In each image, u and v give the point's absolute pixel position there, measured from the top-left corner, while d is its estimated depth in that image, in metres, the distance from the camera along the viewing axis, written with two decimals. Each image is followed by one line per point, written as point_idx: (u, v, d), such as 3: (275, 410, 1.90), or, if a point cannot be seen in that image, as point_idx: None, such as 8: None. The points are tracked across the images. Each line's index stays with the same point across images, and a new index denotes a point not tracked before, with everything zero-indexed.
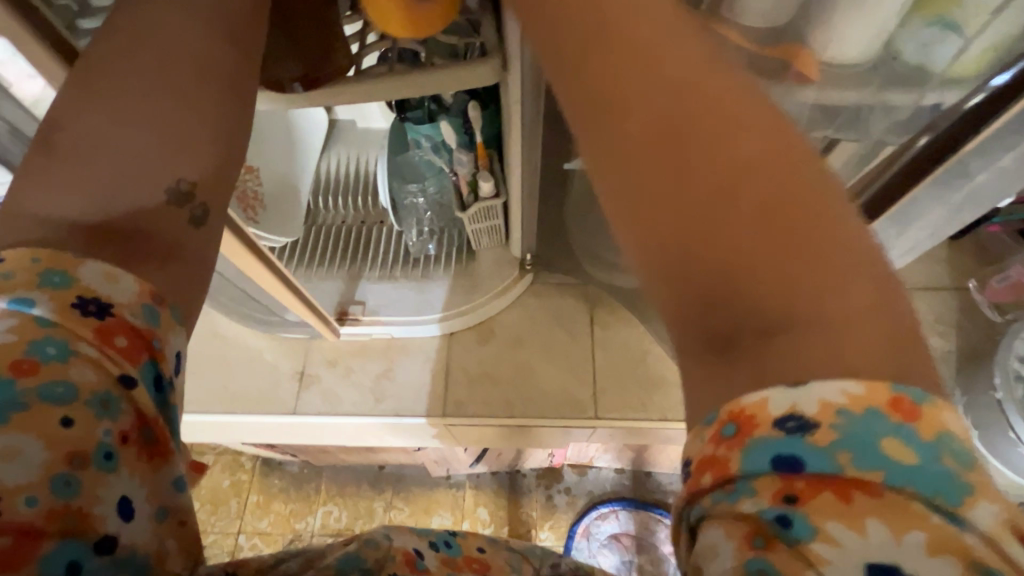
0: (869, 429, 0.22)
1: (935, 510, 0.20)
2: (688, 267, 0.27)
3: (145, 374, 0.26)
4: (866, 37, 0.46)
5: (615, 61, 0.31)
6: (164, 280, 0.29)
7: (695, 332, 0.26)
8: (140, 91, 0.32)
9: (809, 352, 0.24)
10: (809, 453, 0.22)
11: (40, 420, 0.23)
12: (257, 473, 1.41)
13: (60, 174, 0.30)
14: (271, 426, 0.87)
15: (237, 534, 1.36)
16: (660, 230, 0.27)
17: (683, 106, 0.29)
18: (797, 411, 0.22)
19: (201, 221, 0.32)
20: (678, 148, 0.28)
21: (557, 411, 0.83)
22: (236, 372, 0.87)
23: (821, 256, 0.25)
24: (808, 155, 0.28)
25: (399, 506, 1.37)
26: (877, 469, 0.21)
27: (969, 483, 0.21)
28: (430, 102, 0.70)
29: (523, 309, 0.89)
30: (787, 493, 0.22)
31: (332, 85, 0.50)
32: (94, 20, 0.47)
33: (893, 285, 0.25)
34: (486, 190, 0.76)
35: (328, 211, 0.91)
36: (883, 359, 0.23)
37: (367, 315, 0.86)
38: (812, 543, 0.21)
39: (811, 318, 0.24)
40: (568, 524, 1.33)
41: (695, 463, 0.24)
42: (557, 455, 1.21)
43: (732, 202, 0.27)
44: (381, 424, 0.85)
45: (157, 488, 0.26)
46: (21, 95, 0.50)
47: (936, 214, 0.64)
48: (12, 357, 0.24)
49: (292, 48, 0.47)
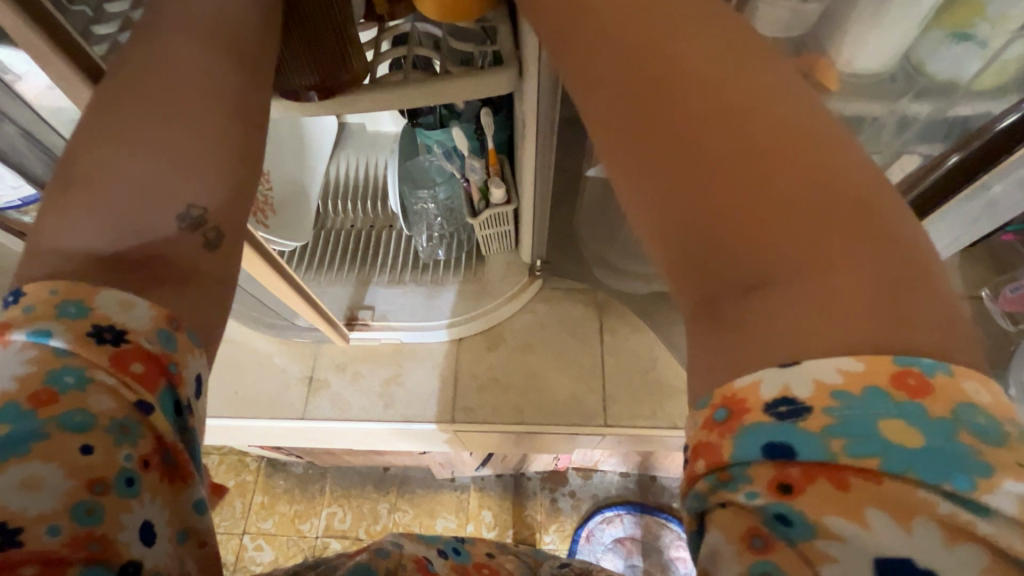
0: (867, 410, 0.21)
1: (943, 496, 0.19)
2: (684, 242, 0.27)
3: (162, 400, 0.27)
4: (890, 49, 0.45)
5: (615, 52, 0.32)
6: (181, 305, 0.29)
7: (693, 305, 0.27)
8: (154, 111, 0.32)
9: (806, 325, 0.23)
10: (802, 439, 0.21)
11: (59, 448, 0.24)
12: (263, 473, 1.41)
13: (80, 202, 0.30)
14: (280, 431, 0.87)
15: (242, 535, 1.36)
16: (658, 206, 0.28)
17: (679, 89, 0.30)
18: (790, 395, 0.22)
19: (215, 245, 0.32)
20: (673, 126, 0.29)
21: (568, 418, 0.82)
22: (244, 376, 0.87)
23: (819, 229, 0.25)
24: (812, 131, 0.28)
25: (403, 508, 1.36)
26: (877, 454, 0.20)
27: (986, 465, 0.20)
28: (442, 107, 0.71)
29: (532, 315, 0.88)
30: (782, 483, 0.21)
31: (347, 93, 0.50)
32: (109, 26, 0.47)
33: (907, 259, 0.25)
34: (497, 197, 0.75)
35: (337, 215, 0.91)
36: (887, 334, 0.22)
37: (376, 319, 0.86)
38: (812, 539, 0.21)
39: (808, 287, 0.24)
40: (573, 528, 1.33)
41: (691, 450, 0.24)
42: (563, 459, 1.21)
43: (728, 178, 0.27)
44: (389, 430, 0.84)
45: (178, 510, 0.26)
46: (26, 91, 0.50)
47: (952, 225, 0.64)
48: (33, 388, 0.24)
49: (307, 56, 0.47)
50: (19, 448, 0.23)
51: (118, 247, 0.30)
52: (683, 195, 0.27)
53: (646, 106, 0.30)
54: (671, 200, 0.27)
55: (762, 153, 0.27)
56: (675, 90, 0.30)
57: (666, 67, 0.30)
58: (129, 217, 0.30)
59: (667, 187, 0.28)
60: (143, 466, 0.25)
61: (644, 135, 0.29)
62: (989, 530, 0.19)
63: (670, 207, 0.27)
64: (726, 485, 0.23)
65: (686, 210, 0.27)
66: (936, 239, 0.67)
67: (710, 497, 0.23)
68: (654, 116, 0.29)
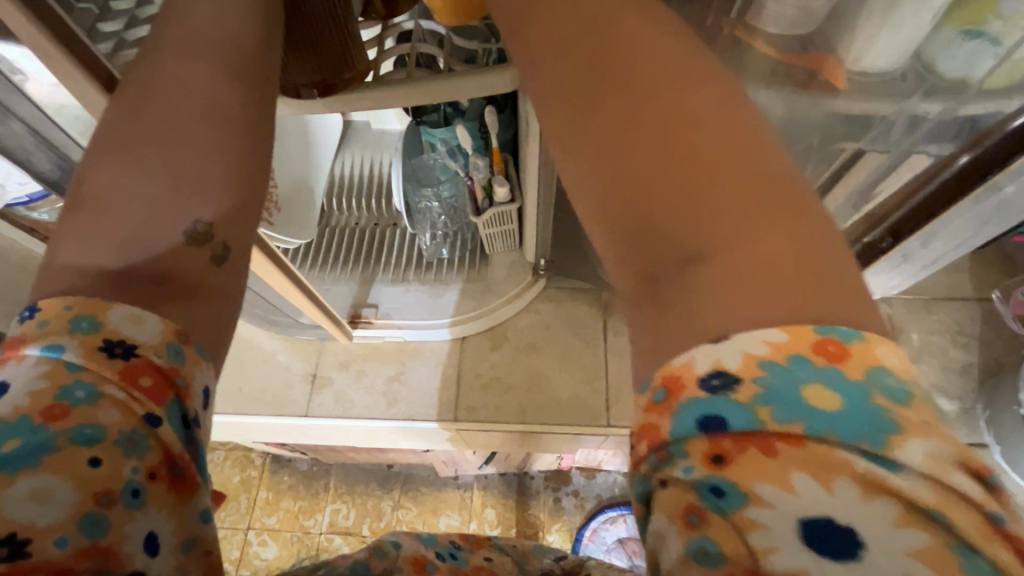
0: (789, 379, 0.24)
1: (858, 453, 0.22)
2: (636, 230, 0.31)
3: (170, 412, 0.27)
4: (896, 47, 0.44)
5: (575, 62, 0.35)
6: (188, 319, 0.30)
7: (643, 287, 0.31)
8: (165, 127, 0.33)
9: (734, 301, 0.27)
10: (733, 411, 0.24)
11: (70, 460, 0.24)
12: (267, 469, 1.42)
13: (91, 227, 0.31)
14: (283, 428, 0.87)
15: (247, 530, 1.36)
16: (612, 201, 0.32)
17: (633, 97, 0.34)
18: (722, 370, 0.25)
19: (222, 259, 0.33)
20: (623, 132, 0.33)
21: (570, 418, 0.82)
22: (249, 373, 0.88)
23: (750, 215, 0.29)
24: (747, 132, 0.32)
25: (407, 506, 1.37)
26: (797, 420, 0.23)
27: (894, 423, 0.23)
28: (446, 105, 0.70)
29: (536, 315, 0.88)
30: (716, 454, 0.24)
31: (349, 90, 0.49)
32: (113, 24, 0.48)
33: (825, 239, 0.28)
34: (501, 195, 0.75)
35: (342, 213, 0.91)
36: (805, 307, 0.26)
37: (379, 318, 0.86)
38: (744, 508, 0.23)
39: (737, 267, 0.28)
40: (575, 528, 1.32)
41: (637, 433, 0.27)
42: (566, 458, 1.21)
43: (677, 175, 0.31)
44: (392, 428, 0.84)
45: (183, 521, 0.26)
46: (35, 91, 0.50)
47: (960, 227, 0.65)
48: (45, 402, 0.24)
49: (310, 54, 0.47)
50: (28, 461, 0.23)
51: (129, 256, 0.30)
52: (631, 192, 0.32)
53: (597, 116, 0.34)
54: (617, 199, 0.32)
55: (696, 151, 0.31)
56: (621, 99, 0.34)
57: (611, 78, 0.34)
58: (139, 233, 0.31)
59: (615, 188, 0.32)
60: (151, 477, 0.25)
61: (594, 142, 0.33)
62: (897, 481, 0.22)
63: (614, 204, 0.32)
64: (665, 461, 0.25)
65: (629, 207, 0.31)
66: (945, 240, 0.67)
67: (653, 477, 0.25)
68: (605, 123, 0.34)
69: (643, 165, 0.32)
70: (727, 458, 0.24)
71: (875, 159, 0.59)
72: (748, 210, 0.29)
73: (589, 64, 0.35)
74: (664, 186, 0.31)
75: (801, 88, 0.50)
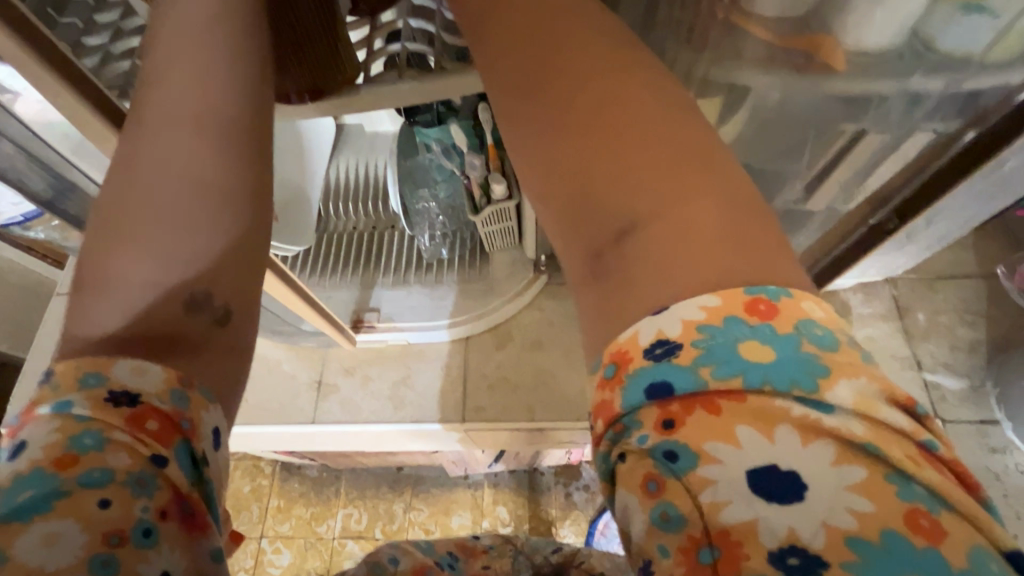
0: (726, 335, 0.25)
1: (793, 399, 0.24)
2: (580, 211, 0.32)
3: (179, 452, 0.27)
4: (893, 24, 0.43)
5: (509, 52, 0.36)
6: (192, 368, 0.30)
7: (585, 265, 0.31)
8: (163, 165, 0.34)
9: (668, 270, 0.28)
10: (675, 373, 0.25)
11: (77, 504, 0.24)
12: (277, 477, 1.42)
13: (101, 289, 0.31)
14: (292, 437, 0.87)
15: (260, 538, 1.37)
16: (551, 187, 0.33)
17: (560, 80, 0.34)
18: (663, 337, 0.26)
19: (224, 319, 0.33)
20: (559, 111, 0.33)
21: (579, 413, 0.81)
22: (255, 384, 0.87)
23: (680, 180, 0.30)
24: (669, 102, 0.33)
25: (419, 507, 1.37)
26: (735, 375, 0.24)
27: (823, 366, 0.24)
28: (440, 105, 0.71)
29: (538, 311, 0.88)
30: (665, 418, 0.25)
31: (342, 92, 0.49)
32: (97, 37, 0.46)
33: (747, 199, 0.30)
34: (498, 193, 0.74)
35: (339, 218, 0.89)
36: (735, 271, 0.27)
37: (382, 321, 0.86)
38: (697, 468, 0.24)
39: (674, 228, 0.29)
40: (588, 521, 1.32)
41: (593, 411, 0.27)
42: (575, 452, 1.21)
43: (614, 155, 0.32)
44: (401, 431, 0.84)
45: (196, 561, 0.26)
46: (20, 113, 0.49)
47: (964, 201, 0.65)
48: (54, 453, 0.24)
49: (298, 57, 0.46)
50: (40, 508, 0.23)
51: (133, 309, 0.30)
52: (573, 165, 0.32)
53: (529, 95, 0.34)
54: (559, 174, 0.32)
55: (625, 117, 0.32)
56: (555, 79, 0.34)
57: (544, 58, 0.35)
58: (141, 282, 0.31)
59: (553, 166, 0.33)
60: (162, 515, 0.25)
61: (529, 120, 0.34)
62: (829, 421, 0.23)
63: (557, 180, 0.33)
64: (621, 435, 0.26)
65: (569, 179, 0.32)
66: (949, 214, 0.68)
67: (613, 451, 0.26)
68: (541, 99, 0.34)
69: (578, 138, 0.32)
70: (672, 419, 0.25)
71: (874, 140, 0.58)
72: (681, 167, 0.31)
73: (517, 50, 0.36)
74: (600, 167, 0.32)
75: (798, 74, 0.49)
